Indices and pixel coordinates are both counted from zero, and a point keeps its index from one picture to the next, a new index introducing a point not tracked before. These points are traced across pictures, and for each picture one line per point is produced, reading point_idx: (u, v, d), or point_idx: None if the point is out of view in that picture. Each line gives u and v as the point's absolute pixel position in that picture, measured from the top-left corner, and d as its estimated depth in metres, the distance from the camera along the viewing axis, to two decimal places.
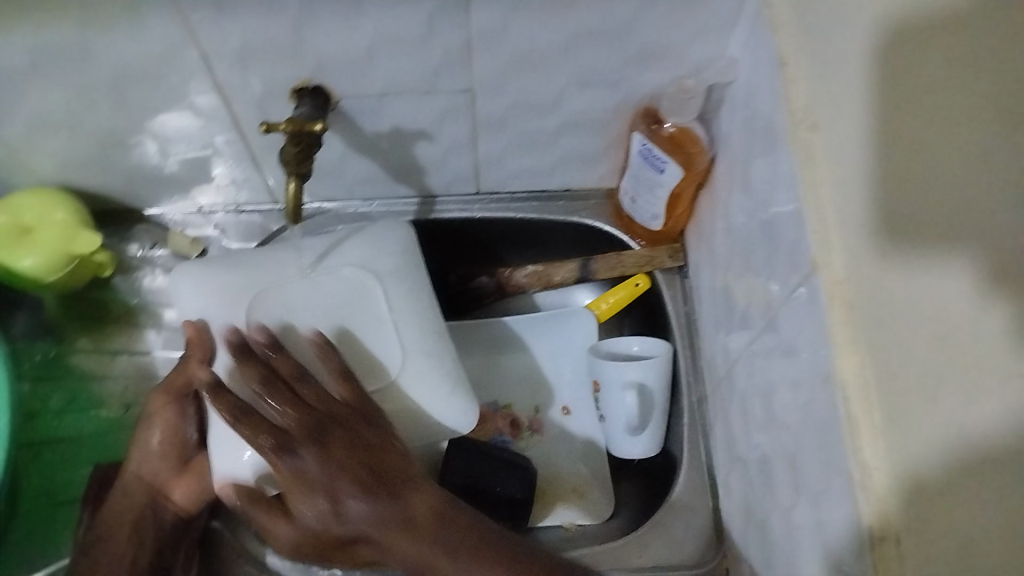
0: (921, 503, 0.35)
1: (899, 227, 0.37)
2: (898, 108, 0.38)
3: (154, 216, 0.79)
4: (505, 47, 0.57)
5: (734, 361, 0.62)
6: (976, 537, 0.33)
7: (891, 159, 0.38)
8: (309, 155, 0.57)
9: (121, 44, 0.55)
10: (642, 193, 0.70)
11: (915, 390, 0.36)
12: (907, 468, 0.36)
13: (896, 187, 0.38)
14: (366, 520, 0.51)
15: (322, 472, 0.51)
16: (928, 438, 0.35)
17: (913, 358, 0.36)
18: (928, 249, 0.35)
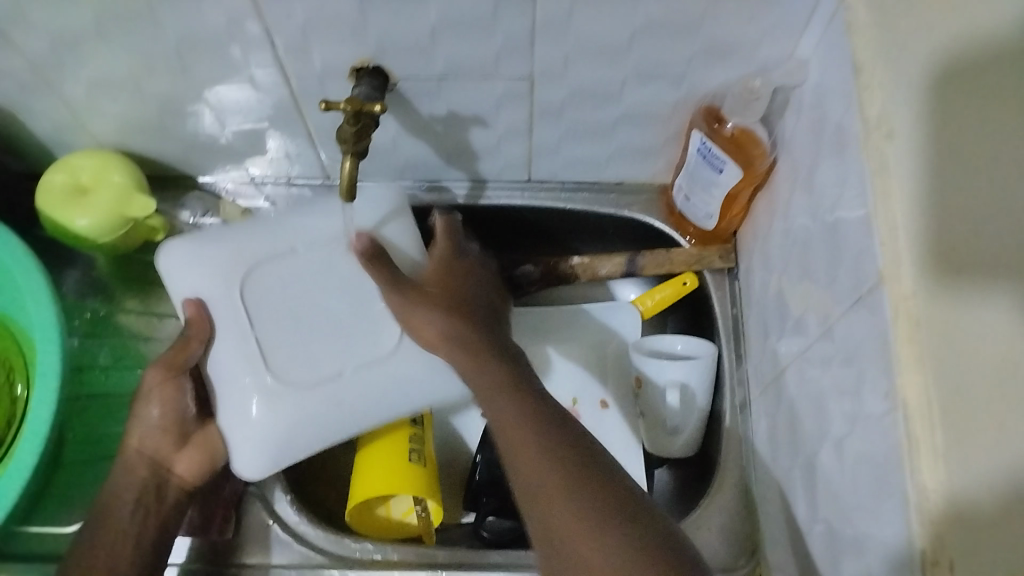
0: (977, 533, 0.35)
1: (966, 251, 0.37)
2: (968, 130, 0.38)
3: (206, 184, 0.80)
4: (569, 37, 0.57)
5: (783, 368, 0.61)
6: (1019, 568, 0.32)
7: (961, 182, 0.38)
8: (366, 134, 0.57)
9: (186, 14, 0.55)
10: (696, 191, 0.69)
11: (973, 417, 0.35)
12: (966, 493, 0.35)
13: (974, 201, 0.37)
14: (445, 315, 0.59)
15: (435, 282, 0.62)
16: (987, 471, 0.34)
17: (977, 378, 0.35)
18: (995, 276, 0.35)
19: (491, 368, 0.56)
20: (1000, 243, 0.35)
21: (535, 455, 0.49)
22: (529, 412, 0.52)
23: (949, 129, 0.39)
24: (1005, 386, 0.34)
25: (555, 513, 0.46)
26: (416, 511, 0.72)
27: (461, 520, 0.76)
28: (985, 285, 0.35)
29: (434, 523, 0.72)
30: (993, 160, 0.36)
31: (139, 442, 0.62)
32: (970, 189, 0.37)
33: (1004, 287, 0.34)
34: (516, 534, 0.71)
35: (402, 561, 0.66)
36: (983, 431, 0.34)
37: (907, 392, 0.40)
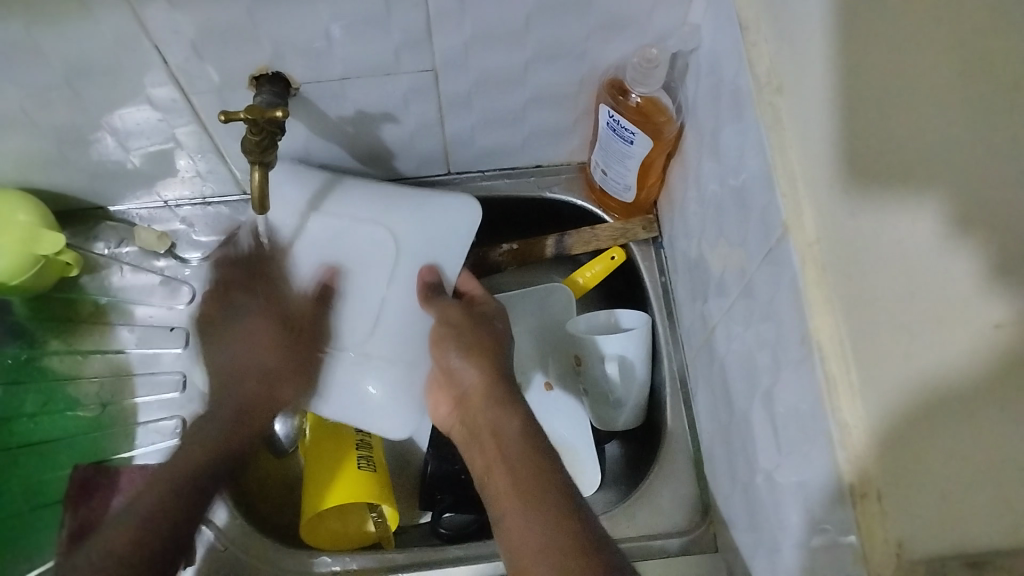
0: (900, 457, 0.35)
1: (871, 180, 0.38)
2: (874, 61, 0.39)
3: (120, 213, 0.78)
4: (465, 25, 0.56)
5: (712, 329, 0.62)
6: (952, 481, 0.34)
7: (862, 113, 0.39)
8: (272, 143, 0.56)
9: (71, 39, 0.54)
10: (612, 165, 0.69)
11: (889, 340, 0.36)
12: (881, 417, 0.36)
13: (861, 138, 0.39)
14: (464, 352, 0.62)
15: (469, 323, 0.64)
16: (904, 392, 0.35)
17: (882, 305, 0.36)
18: (908, 197, 0.36)
19: (511, 434, 0.57)
20: (916, 166, 0.36)
21: (527, 513, 0.51)
22: (533, 478, 0.53)
23: (849, 64, 0.40)
24: (926, 306, 0.35)
25: (520, 534, 0.50)
26: (372, 518, 0.71)
27: (418, 520, 0.76)
28: (897, 207, 0.37)
29: (392, 527, 0.71)
30: (907, 91, 0.37)
31: (239, 361, 0.66)
32: (874, 118, 0.38)
33: (922, 208, 0.36)
34: (479, 524, 0.71)
35: (362, 568, 0.66)
36: (891, 352, 0.36)
37: (821, 333, 0.41)
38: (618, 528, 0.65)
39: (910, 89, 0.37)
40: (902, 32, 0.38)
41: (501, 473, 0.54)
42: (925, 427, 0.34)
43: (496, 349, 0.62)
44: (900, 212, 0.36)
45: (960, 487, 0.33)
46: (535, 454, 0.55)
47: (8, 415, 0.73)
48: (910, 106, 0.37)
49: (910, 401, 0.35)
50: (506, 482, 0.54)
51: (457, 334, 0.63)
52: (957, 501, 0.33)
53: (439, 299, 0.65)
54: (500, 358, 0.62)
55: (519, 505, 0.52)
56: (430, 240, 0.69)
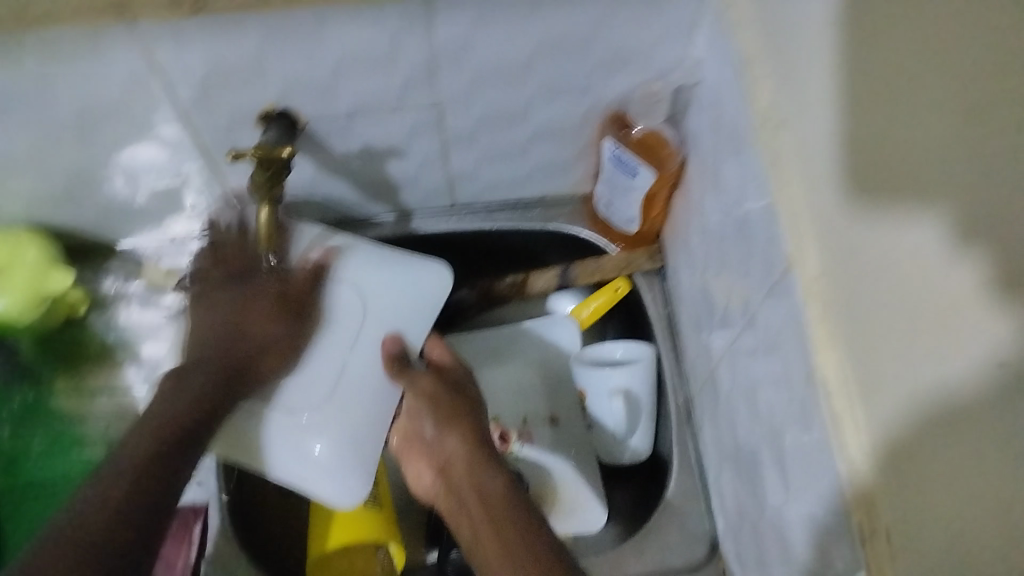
0: (902, 488, 0.35)
1: (871, 206, 0.38)
2: (867, 93, 0.39)
3: (126, 250, 0.79)
4: (470, 62, 0.57)
5: (717, 360, 0.62)
6: (957, 507, 0.33)
7: (863, 143, 0.39)
8: (279, 179, 0.57)
9: (83, 79, 0.55)
10: (617, 198, 0.70)
11: (888, 369, 0.36)
12: (885, 444, 0.37)
13: (862, 158, 0.39)
14: (440, 423, 0.59)
15: (441, 390, 0.60)
16: (907, 418, 0.35)
17: (886, 325, 0.36)
18: (908, 215, 0.35)
19: (497, 497, 0.54)
20: (910, 186, 0.35)
21: None
22: (523, 539, 0.51)
23: (846, 95, 0.40)
24: (933, 328, 0.34)
25: None
26: (378, 556, 0.71)
27: (422, 559, 0.75)
28: (902, 231, 0.36)
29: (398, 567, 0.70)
30: (901, 93, 0.36)
31: (212, 321, 0.60)
32: (876, 146, 0.38)
33: (924, 222, 0.34)
34: None
35: None
36: (895, 378, 0.36)
37: (826, 370, 0.41)
38: (625, 563, 0.64)
39: (897, 112, 0.36)
40: (886, 59, 0.37)
41: (488, 538, 0.52)
42: (929, 449, 0.34)
43: (472, 409, 0.60)
44: (902, 233, 0.36)
45: (977, 514, 0.32)
46: (518, 511, 0.53)
47: (15, 457, 0.73)
48: (902, 125, 0.36)
49: (912, 426, 0.35)
50: (496, 554, 0.51)
51: (433, 402, 0.60)
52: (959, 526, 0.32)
53: (408, 372, 0.61)
54: (474, 420, 0.59)
55: (510, 573, 0.49)
56: (398, 312, 0.66)
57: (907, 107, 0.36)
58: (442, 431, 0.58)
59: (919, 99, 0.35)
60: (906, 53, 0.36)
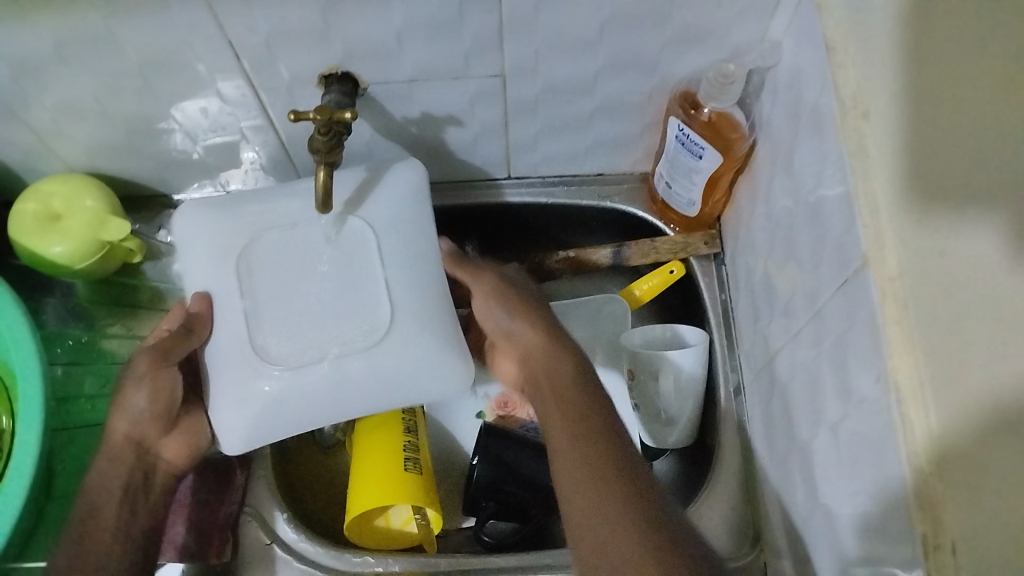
0: (979, 500, 0.34)
1: (962, 198, 0.36)
2: (959, 94, 0.37)
3: (182, 202, 0.79)
4: (538, 31, 0.55)
5: (775, 353, 0.60)
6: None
7: (954, 139, 0.37)
8: (338, 142, 0.56)
9: (146, 32, 0.54)
10: (677, 178, 0.68)
11: (968, 374, 0.34)
12: (959, 453, 0.35)
13: (954, 151, 0.37)
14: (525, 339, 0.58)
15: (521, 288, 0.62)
16: (983, 423, 0.34)
17: (970, 329, 0.35)
18: (1006, 211, 0.34)
19: (568, 383, 0.54)
20: (1017, 182, 0.34)
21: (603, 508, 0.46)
22: (601, 427, 0.50)
23: (943, 90, 0.38)
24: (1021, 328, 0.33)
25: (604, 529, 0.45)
26: (416, 519, 0.71)
27: (461, 525, 0.75)
28: (992, 225, 0.35)
29: (434, 530, 0.71)
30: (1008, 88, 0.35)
31: (142, 417, 0.62)
32: (974, 140, 0.36)
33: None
34: (517, 536, 0.71)
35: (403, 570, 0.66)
36: (976, 382, 0.34)
37: (899, 373, 0.39)
38: None
39: (1002, 110, 0.35)
40: (995, 62, 0.36)
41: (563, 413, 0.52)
42: (1008, 458, 0.33)
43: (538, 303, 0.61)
44: (991, 228, 0.35)
45: None
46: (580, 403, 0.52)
47: (66, 395, 0.71)
48: (1007, 130, 0.35)
49: (992, 432, 0.33)
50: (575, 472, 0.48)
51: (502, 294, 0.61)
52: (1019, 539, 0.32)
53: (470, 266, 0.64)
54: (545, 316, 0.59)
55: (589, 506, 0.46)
56: (404, 217, 0.62)
57: (1010, 115, 0.35)
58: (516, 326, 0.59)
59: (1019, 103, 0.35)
60: (1017, 65, 0.35)
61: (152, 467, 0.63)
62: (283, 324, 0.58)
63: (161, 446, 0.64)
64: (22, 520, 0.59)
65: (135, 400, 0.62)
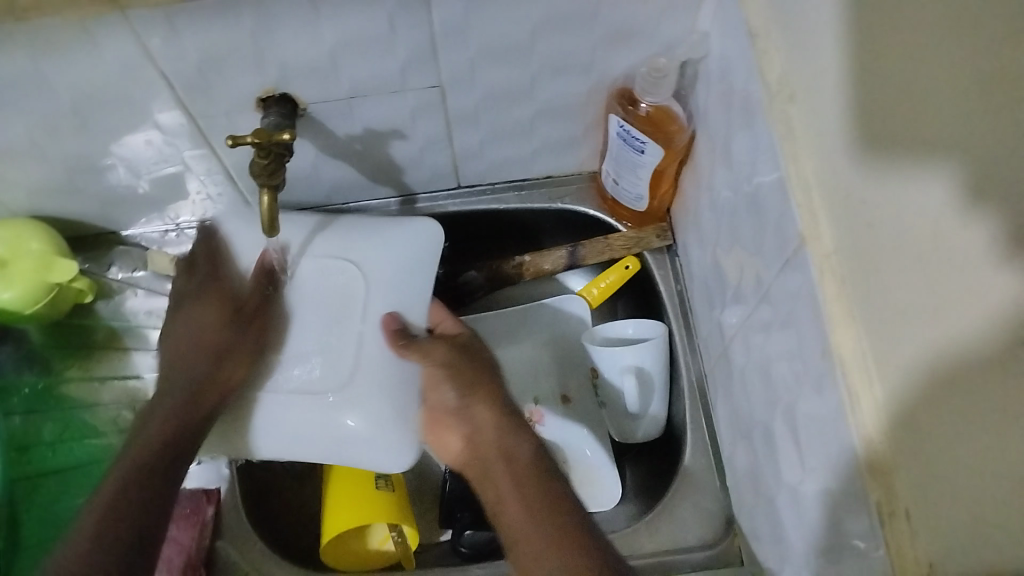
0: (923, 463, 0.35)
1: (884, 172, 0.37)
2: (871, 63, 0.38)
3: (131, 237, 0.78)
4: (471, 40, 0.56)
5: (731, 338, 0.61)
6: (965, 483, 0.32)
7: (871, 110, 0.38)
8: (279, 166, 0.55)
9: (77, 68, 0.53)
10: (623, 175, 0.69)
11: (904, 343, 0.35)
12: (902, 419, 0.36)
13: (874, 122, 0.38)
14: (476, 415, 0.57)
15: (470, 366, 0.59)
16: (920, 388, 0.34)
17: (899, 298, 0.36)
18: (923, 177, 0.34)
19: (523, 459, 0.54)
20: (926, 147, 0.34)
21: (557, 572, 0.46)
22: (542, 487, 0.52)
23: (854, 68, 0.39)
24: (940, 295, 0.33)
25: None
26: (393, 537, 0.71)
27: (438, 538, 0.75)
28: (908, 195, 0.35)
29: (412, 546, 0.71)
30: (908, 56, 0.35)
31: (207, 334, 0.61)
32: (885, 111, 0.37)
33: (934, 185, 0.34)
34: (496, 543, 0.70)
35: None
36: (909, 349, 0.35)
37: (843, 348, 0.40)
38: (641, 541, 0.64)
39: (908, 74, 0.35)
40: (893, 34, 0.36)
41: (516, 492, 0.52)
42: (942, 421, 0.33)
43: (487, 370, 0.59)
44: (913, 196, 0.35)
45: (982, 480, 0.31)
46: (531, 476, 0.52)
47: (24, 444, 0.70)
48: (908, 100, 0.35)
49: (928, 393, 0.34)
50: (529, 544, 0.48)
51: (451, 371, 0.59)
52: (956, 497, 0.33)
53: (415, 343, 0.61)
54: (494, 393, 0.58)
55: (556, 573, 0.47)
56: (399, 277, 0.66)
57: (912, 76, 0.35)
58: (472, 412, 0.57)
59: (921, 65, 0.34)
60: (911, 35, 0.35)
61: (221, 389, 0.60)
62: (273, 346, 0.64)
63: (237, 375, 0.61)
64: None
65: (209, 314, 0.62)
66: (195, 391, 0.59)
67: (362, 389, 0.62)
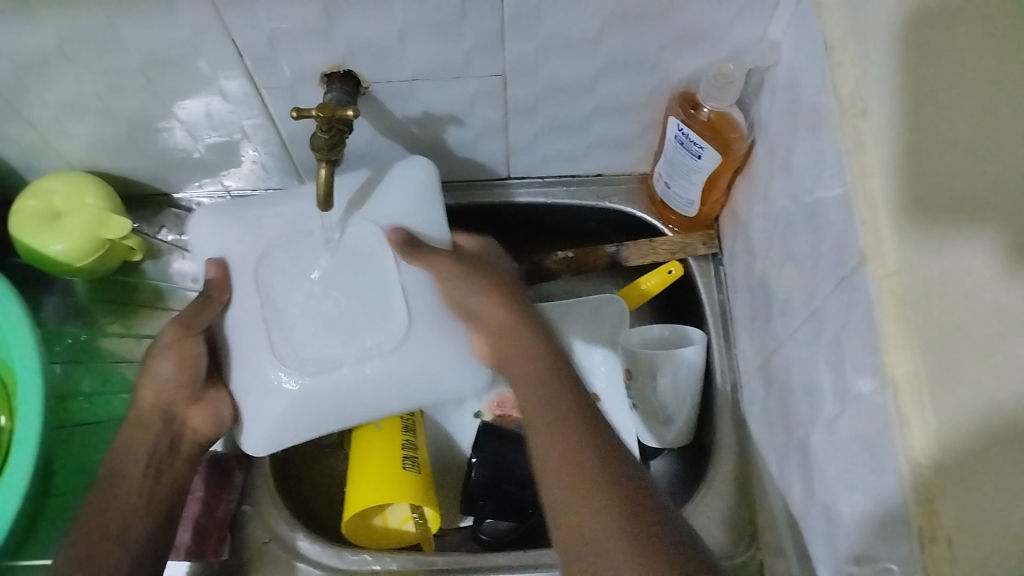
0: (971, 492, 0.34)
1: (948, 208, 0.37)
2: (952, 90, 0.37)
3: (183, 201, 0.79)
4: (539, 31, 0.56)
5: (773, 351, 0.60)
6: (1013, 532, 0.32)
7: (946, 144, 0.37)
8: (341, 141, 0.56)
9: (150, 29, 0.54)
10: (676, 178, 0.68)
11: (959, 381, 0.35)
12: (953, 455, 0.35)
13: (946, 150, 0.37)
14: (497, 312, 0.58)
15: (508, 284, 0.61)
16: (972, 429, 0.34)
17: (960, 332, 0.35)
18: (987, 222, 0.34)
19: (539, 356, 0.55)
20: (993, 193, 0.34)
21: (592, 502, 0.47)
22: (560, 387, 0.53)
23: (944, 91, 0.38)
24: (993, 317, 0.33)
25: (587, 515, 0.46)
26: (414, 518, 0.71)
27: (458, 524, 0.75)
28: (972, 227, 0.35)
29: (432, 529, 0.71)
30: (986, 95, 0.35)
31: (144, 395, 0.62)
32: (962, 143, 0.36)
33: (999, 230, 0.33)
34: (517, 534, 0.71)
35: (402, 569, 0.66)
36: (965, 386, 0.34)
37: (895, 368, 0.39)
38: None
39: (983, 117, 0.35)
40: (975, 74, 0.36)
41: (547, 419, 0.51)
42: (995, 468, 0.33)
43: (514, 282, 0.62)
44: (982, 239, 0.34)
45: None
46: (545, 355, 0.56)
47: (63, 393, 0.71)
48: (977, 139, 0.35)
49: (980, 436, 0.34)
50: (569, 469, 0.48)
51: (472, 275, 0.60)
52: (993, 541, 0.33)
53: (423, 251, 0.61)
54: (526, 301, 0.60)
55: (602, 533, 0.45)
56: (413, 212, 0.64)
57: (993, 116, 0.34)
58: (501, 317, 0.58)
59: (1001, 106, 0.34)
60: (993, 76, 0.34)
61: (178, 435, 0.63)
62: (303, 329, 0.61)
63: (185, 414, 0.63)
64: (20, 521, 0.60)
65: (163, 369, 0.62)
66: (166, 412, 0.62)
67: (416, 350, 0.61)
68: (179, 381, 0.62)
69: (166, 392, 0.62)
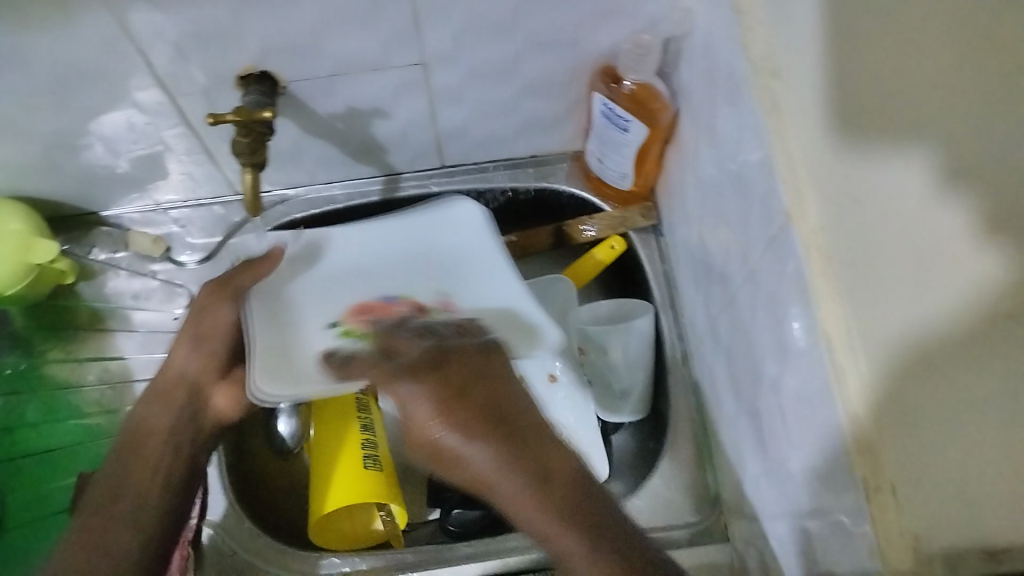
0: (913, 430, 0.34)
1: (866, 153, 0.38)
2: (857, 43, 0.39)
3: (110, 218, 0.77)
4: (453, 16, 0.55)
5: (716, 317, 0.61)
6: (959, 447, 0.33)
7: (856, 90, 0.39)
8: (261, 144, 0.55)
9: (53, 45, 0.52)
10: (608, 153, 0.69)
11: (889, 318, 0.35)
12: (887, 396, 0.35)
13: (858, 97, 0.38)
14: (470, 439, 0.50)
15: (469, 403, 0.51)
16: (908, 361, 0.34)
17: (888, 266, 0.36)
18: (910, 155, 0.36)
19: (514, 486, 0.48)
20: (914, 127, 0.36)
21: None
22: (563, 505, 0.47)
23: (848, 46, 0.39)
24: (924, 243, 0.35)
25: None
26: (382, 516, 0.70)
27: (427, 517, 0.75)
28: (902, 157, 0.36)
29: (400, 526, 0.70)
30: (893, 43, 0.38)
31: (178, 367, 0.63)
32: (871, 87, 0.38)
33: (925, 160, 0.36)
34: (483, 523, 0.70)
35: (372, 568, 0.66)
36: (896, 320, 0.35)
37: (827, 321, 0.39)
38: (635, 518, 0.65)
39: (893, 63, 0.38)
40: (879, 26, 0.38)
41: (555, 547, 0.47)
42: (933, 391, 0.34)
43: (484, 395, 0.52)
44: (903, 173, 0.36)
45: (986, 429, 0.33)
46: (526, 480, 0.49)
47: (8, 425, 0.71)
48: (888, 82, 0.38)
49: (914, 366, 0.34)
50: None
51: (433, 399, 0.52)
52: (940, 470, 0.33)
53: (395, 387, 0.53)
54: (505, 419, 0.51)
55: None
56: None
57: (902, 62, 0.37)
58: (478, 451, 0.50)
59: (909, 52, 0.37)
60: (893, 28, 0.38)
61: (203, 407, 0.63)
62: None
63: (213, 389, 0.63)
64: None
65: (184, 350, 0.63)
66: (195, 388, 0.62)
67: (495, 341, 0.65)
68: (209, 358, 0.63)
69: (193, 371, 0.62)
